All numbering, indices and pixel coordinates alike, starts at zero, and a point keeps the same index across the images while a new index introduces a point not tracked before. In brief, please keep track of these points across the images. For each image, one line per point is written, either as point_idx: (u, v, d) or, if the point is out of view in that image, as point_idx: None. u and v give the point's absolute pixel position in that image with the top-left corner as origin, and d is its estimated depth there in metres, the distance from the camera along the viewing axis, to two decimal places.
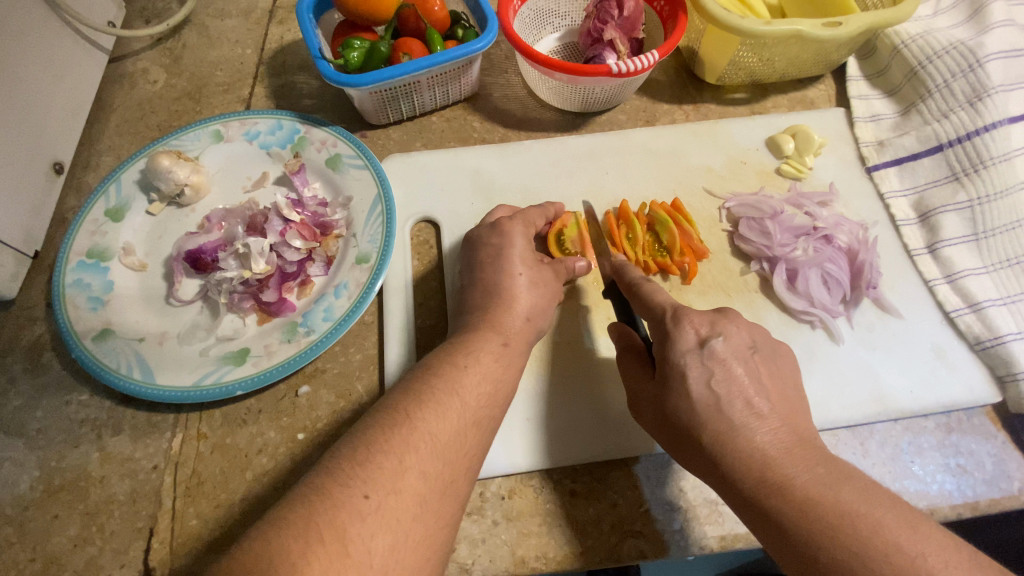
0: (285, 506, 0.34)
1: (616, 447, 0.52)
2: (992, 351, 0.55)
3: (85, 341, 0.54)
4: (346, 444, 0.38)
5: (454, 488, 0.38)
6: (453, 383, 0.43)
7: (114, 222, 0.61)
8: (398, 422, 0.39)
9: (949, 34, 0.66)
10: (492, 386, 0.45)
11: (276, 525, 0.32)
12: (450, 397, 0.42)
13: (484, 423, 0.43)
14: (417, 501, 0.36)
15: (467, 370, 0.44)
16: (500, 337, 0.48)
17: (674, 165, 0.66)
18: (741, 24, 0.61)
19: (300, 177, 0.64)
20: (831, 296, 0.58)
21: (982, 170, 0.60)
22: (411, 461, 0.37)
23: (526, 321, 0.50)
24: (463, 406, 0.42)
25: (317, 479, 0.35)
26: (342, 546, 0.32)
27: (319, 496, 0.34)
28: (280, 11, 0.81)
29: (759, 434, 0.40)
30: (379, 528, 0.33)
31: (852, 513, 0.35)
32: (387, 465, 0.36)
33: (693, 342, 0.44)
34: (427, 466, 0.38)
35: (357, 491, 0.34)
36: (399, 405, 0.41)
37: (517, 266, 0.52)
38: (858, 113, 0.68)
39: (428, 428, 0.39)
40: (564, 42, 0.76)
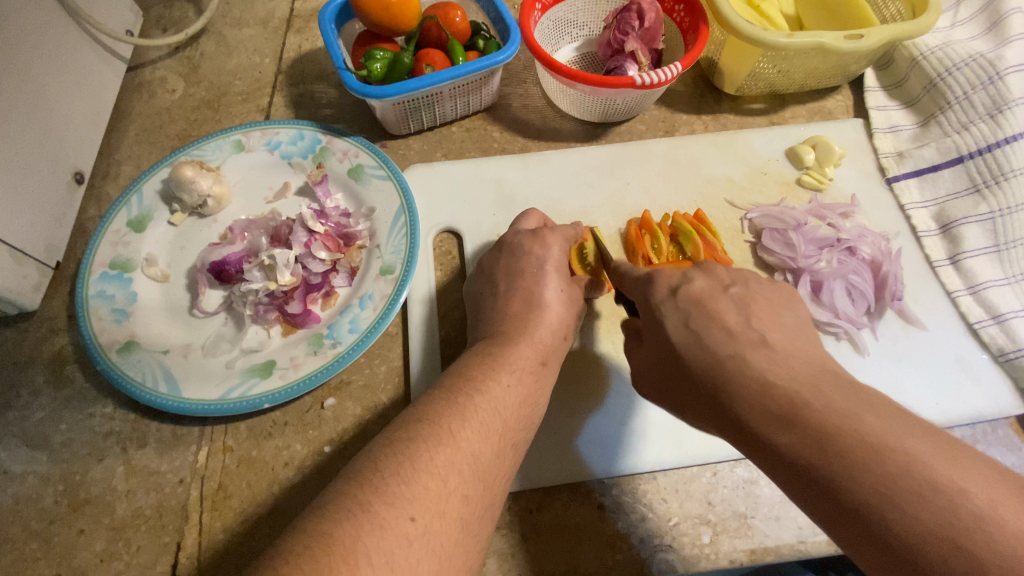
0: (333, 517, 0.33)
1: (641, 460, 0.52)
2: (1016, 363, 0.55)
3: (110, 354, 0.54)
4: (391, 456, 0.37)
5: (488, 513, 0.39)
6: (492, 401, 0.43)
7: (136, 233, 0.61)
8: (442, 434, 0.39)
9: (968, 47, 0.66)
10: (526, 409, 0.45)
11: (321, 535, 0.32)
12: (489, 415, 0.42)
13: (516, 447, 0.43)
14: (458, 526, 0.36)
15: (508, 391, 0.44)
16: (539, 356, 0.48)
17: (694, 175, 0.66)
18: (765, 36, 0.61)
19: (323, 188, 0.64)
20: (856, 308, 0.58)
21: (1003, 182, 0.60)
22: (454, 485, 0.37)
23: (562, 339, 0.50)
24: (502, 429, 0.42)
25: (364, 491, 0.34)
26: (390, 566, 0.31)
27: (365, 508, 0.33)
28: (297, 20, 0.81)
29: (752, 360, 0.38)
30: (425, 553, 0.33)
31: (841, 416, 0.33)
32: (432, 484, 0.36)
33: (665, 290, 0.44)
34: (468, 490, 0.37)
35: (403, 509, 0.34)
36: (442, 419, 0.40)
37: (553, 283, 0.52)
38: (876, 124, 0.69)
39: (471, 450, 0.39)
40: (582, 53, 0.77)
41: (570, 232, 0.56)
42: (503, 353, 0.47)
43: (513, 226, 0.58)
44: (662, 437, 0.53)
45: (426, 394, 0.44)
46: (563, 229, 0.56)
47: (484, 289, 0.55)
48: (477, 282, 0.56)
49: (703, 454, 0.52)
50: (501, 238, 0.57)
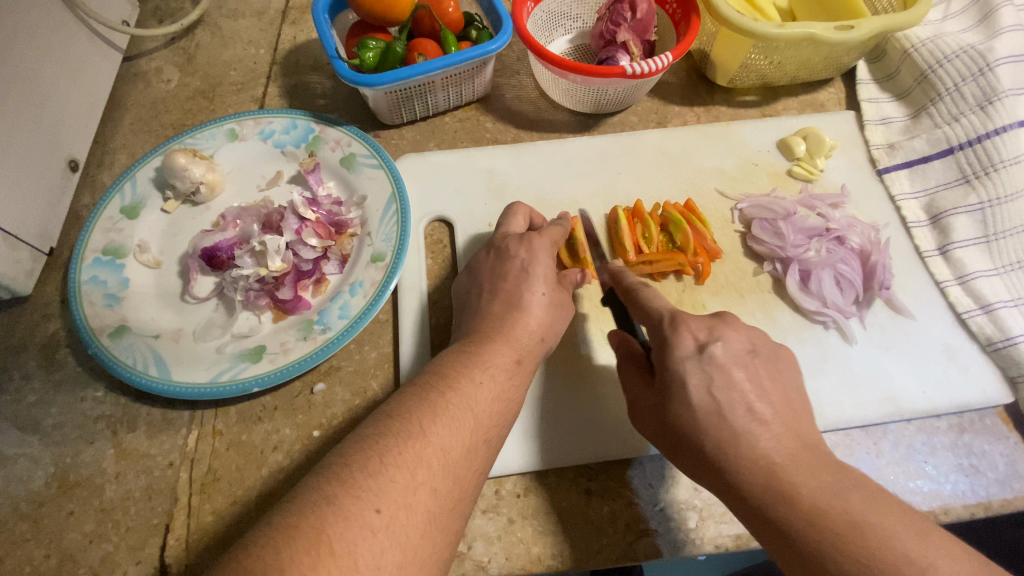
0: (298, 509, 0.33)
1: (629, 444, 0.52)
2: (1005, 352, 0.55)
3: (101, 338, 0.54)
4: (360, 451, 0.37)
5: (460, 506, 0.39)
6: (464, 396, 0.43)
7: (129, 219, 0.61)
8: (412, 429, 0.39)
9: (959, 39, 0.67)
10: (504, 405, 0.45)
11: (284, 530, 0.32)
12: (461, 412, 0.42)
13: (491, 441, 0.43)
14: (426, 518, 0.36)
15: (481, 387, 0.44)
16: (515, 354, 0.48)
17: (685, 166, 0.67)
18: (755, 27, 0.61)
19: (315, 176, 0.64)
20: (844, 297, 0.58)
21: (993, 173, 0.60)
22: (422, 478, 0.37)
23: (539, 340, 0.50)
24: (474, 425, 0.42)
25: (328, 485, 0.35)
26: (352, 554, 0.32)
27: (330, 501, 0.34)
28: (293, 11, 0.81)
29: (803, 477, 0.38)
30: (389, 545, 0.33)
31: (889, 546, 0.34)
32: (398, 477, 0.36)
33: (691, 347, 0.44)
34: (437, 483, 0.38)
35: (367, 501, 0.34)
36: (412, 415, 0.40)
37: (538, 288, 0.52)
38: (868, 116, 0.69)
39: (441, 444, 0.39)
40: (575, 45, 0.77)
41: (558, 232, 0.57)
42: (488, 345, 0.47)
43: (501, 227, 0.58)
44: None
45: (399, 391, 0.44)
46: (551, 232, 0.56)
47: (473, 276, 0.55)
48: (467, 272, 0.56)
49: None
50: (490, 241, 0.57)
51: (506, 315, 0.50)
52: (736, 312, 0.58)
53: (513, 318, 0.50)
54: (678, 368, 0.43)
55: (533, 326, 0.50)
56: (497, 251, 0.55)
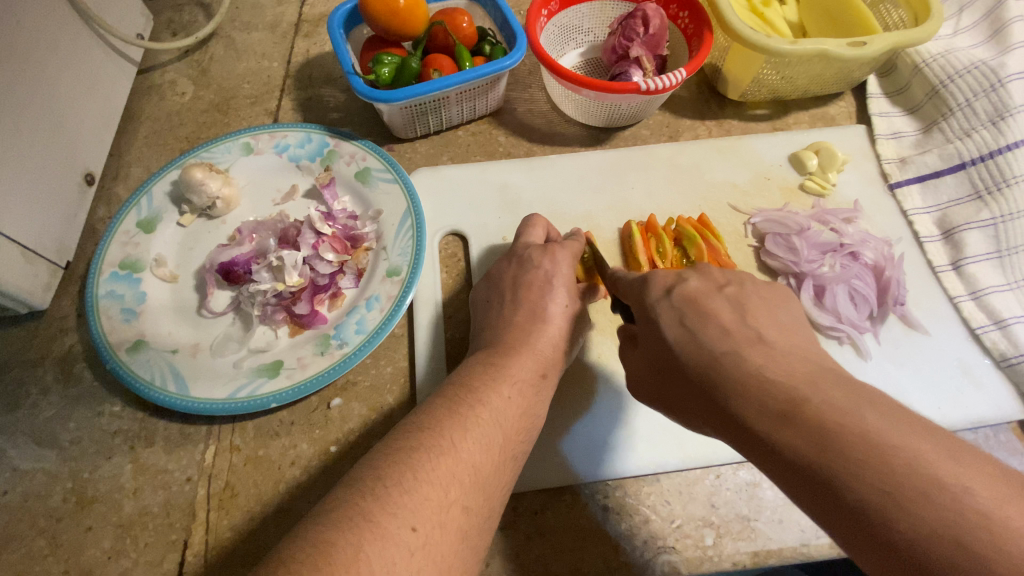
0: (337, 525, 0.33)
1: (645, 461, 0.52)
2: (1018, 368, 0.55)
3: (119, 353, 0.54)
4: (393, 466, 0.37)
5: (488, 523, 0.39)
6: (493, 411, 0.43)
7: (146, 234, 0.61)
8: (445, 444, 0.39)
9: (970, 54, 0.67)
10: (529, 422, 0.45)
11: (323, 545, 0.32)
12: (491, 426, 0.42)
13: (517, 458, 0.43)
14: (459, 536, 0.36)
15: (509, 403, 0.44)
16: (540, 368, 0.48)
17: (698, 180, 0.67)
18: (768, 43, 0.61)
19: (330, 190, 0.65)
20: (859, 312, 0.58)
21: (1004, 188, 0.61)
22: (455, 496, 0.37)
23: (563, 352, 0.51)
24: (502, 441, 0.42)
25: (366, 501, 0.35)
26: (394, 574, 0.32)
27: (367, 518, 0.34)
28: (306, 24, 0.82)
29: (754, 358, 0.36)
30: (426, 564, 0.34)
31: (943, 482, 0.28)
32: (433, 495, 0.36)
33: (660, 290, 0.43)
34: (468, 502, 0.38)
35: (405, 519, 0.34)
36: (443, 429, 0.40)
37: (560, 299, 0.52)
38: (879, 130, 0.69)
39: (471, 461, 0.39)
40: (586, 58, 0.78)
41: (576, 248, 0.56)
42: (509, 360, 0.47)
43: (521, 238, 0.58)
44: (666, 441, 0.53)
45: (427, 404, 0.44)
46: (572, 245, 0.56)
47: (489, 292, 0.55)
48: (484, 287, 0.56)
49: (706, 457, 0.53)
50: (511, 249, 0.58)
51: (523, 331, 0.50)
52: None
53: (531, 334, 0.50)
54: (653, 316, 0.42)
55: (550, 342, 0.51)
56: (514, 267, 0.55)
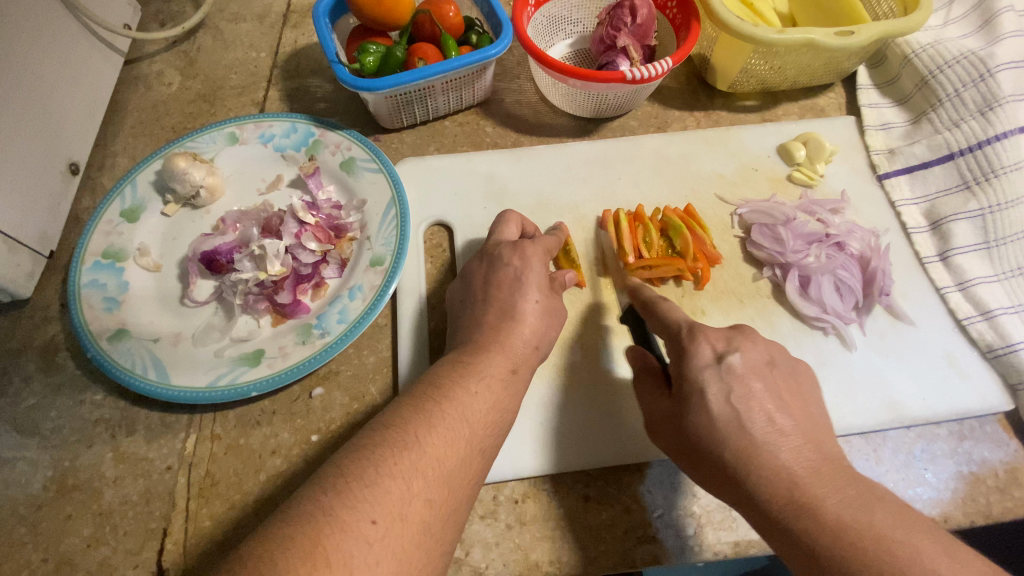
0: (292, 522, 0.33)
1: (628, 451, 0.52)
2: (1005, 359, 0.55)
3: (100, 341, 0.54)
4: (355, 461, 0.37)
5: (455, 516, 0.39)
6: (460, 407, 0.42)
7: (129, 223, 0.61)
8: (408, 439, 0.39)
9: (960, 44, 0.66)
10: (499, 415, 0.45)
11: (279, 541, 0.32)
12: (457, 422, 0.42)
13: (487, 451, 0.43)
14: (421, 529, 0.36)
15: (476, 397, 0.44)
16: (510, 364, 0.48)
17: (685, 170, 0.67)
18: (755, 32, 0.61)
19: (315, 180, 0.64)
20: (844, 303, 0.58)
21: (993, 179, 0.60)
22: (418, 489, 0.37)
23: (533, 348, 0.50)
24: (469, 435, 0.42)
25: (324, 497, 0.35)
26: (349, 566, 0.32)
27: (327, 513, 0.34)
28: (294, 15, 0.82)
29: (759, 433, 0.41)
30: (384, 556, 0.33)
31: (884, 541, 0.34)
32: (394, 487, 0.36)
33: (709, 357, 0.44)
34: (433, 494, 0.37)
35: (362, 511, 0.34)
36: (408, 425, 0.40)
37: (532, 294, 0.52)
38: (869, 121, 0.69)
39: (436, 454, 0.39)
40: (575, 49, 0.77)
41: (550, 243, 0.57)
42: (480, 356, 0.47)
43: (493, 236, 0.58)
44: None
45: (393, 400, 0.43)
46: (544, 241, 0.56)
47: (471, 282, 0.55)
48: (466, 278, 0.56)
49: None
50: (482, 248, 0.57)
51: (505, 322, 0.50)
52: (735, 317, 0.58)
53: (510, 323, 0.50)
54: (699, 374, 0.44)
55: (530, 333, 0.50)
56: (497, 256, 0.55)
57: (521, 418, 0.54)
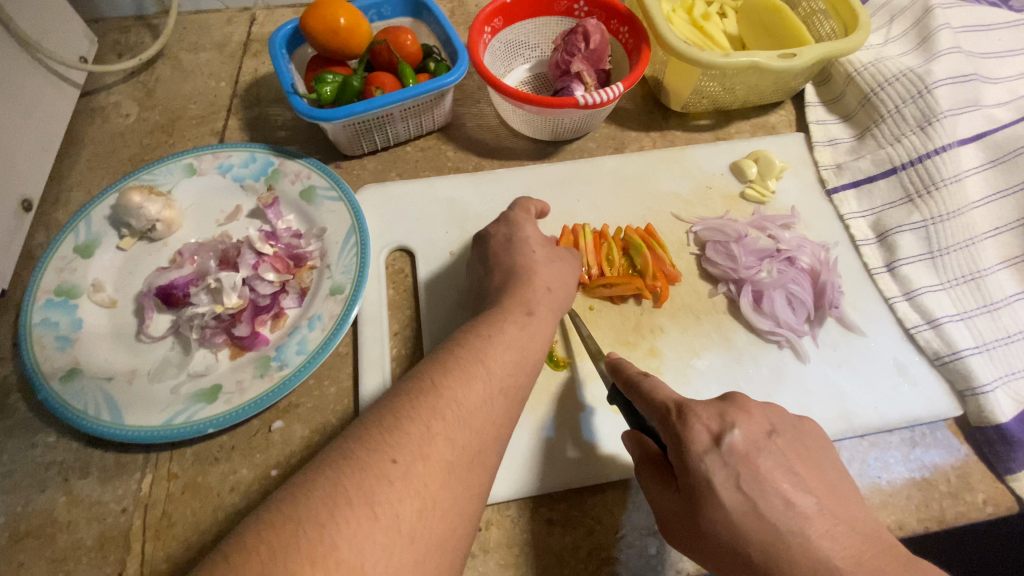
0: (321, 466, 0.34)
1: (599, 473, 0.52)
2: (951, 366, 0.57)
3: (52, 382, 0.53)
4: (376, 411, 0.38)
5: (482, 459, 0.38)
6: (478, 354, 0.43)
7: (84, 258, 0.60)
8: (426, 389, 0.39)
9: (899, 63, 0.69)
10: (520, 359, 0.45)
11: (304, 482, 0.33)
12: (476, 367, 0.42)
13: (508, 397, 0.42)
14: (445, 470, 0.36)
15: (493, 345, 0.45)
16: (526, 309, 0.50)
17: (642, 191, 0.68)
18: (702, 56, 0.63)
19: (274, 211, 0.64)
20: (797, 316, 0.59)
21: (934, 192, 0.63)
22: (438, 431, 0.37)
23: (546, 290, 0.52)
24: (488, 379, 0.42)
25: (349, 444, 0.36)
26: (370, 499, 0.32)
27: (349, 457, 0.34)
28: (254, 44, 0.82)
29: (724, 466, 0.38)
30: (408, 493, 0.33)
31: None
32: (410, 431, 0.36)
33: (707, 441, 0.39)
34: (454, 436, 0.37)
35: (382, 452, 0.35)
36: (425, 375, 0.41)
37: (529, 249, 0.55)
38: (817, 137, 0.71)
39: (454, 398, 0.39)
40: (534, 73, 0.79)
41: (530, 202, 0.61)
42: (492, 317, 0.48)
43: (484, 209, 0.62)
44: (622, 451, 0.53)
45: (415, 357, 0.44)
46: (523, 202, 0.61)
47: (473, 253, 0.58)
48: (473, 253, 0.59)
49: None
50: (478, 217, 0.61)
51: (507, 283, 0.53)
52: (693, 334, 0.59)
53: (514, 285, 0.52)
54: (687, 437, 0.40)
55: (542, 280, 0.53)
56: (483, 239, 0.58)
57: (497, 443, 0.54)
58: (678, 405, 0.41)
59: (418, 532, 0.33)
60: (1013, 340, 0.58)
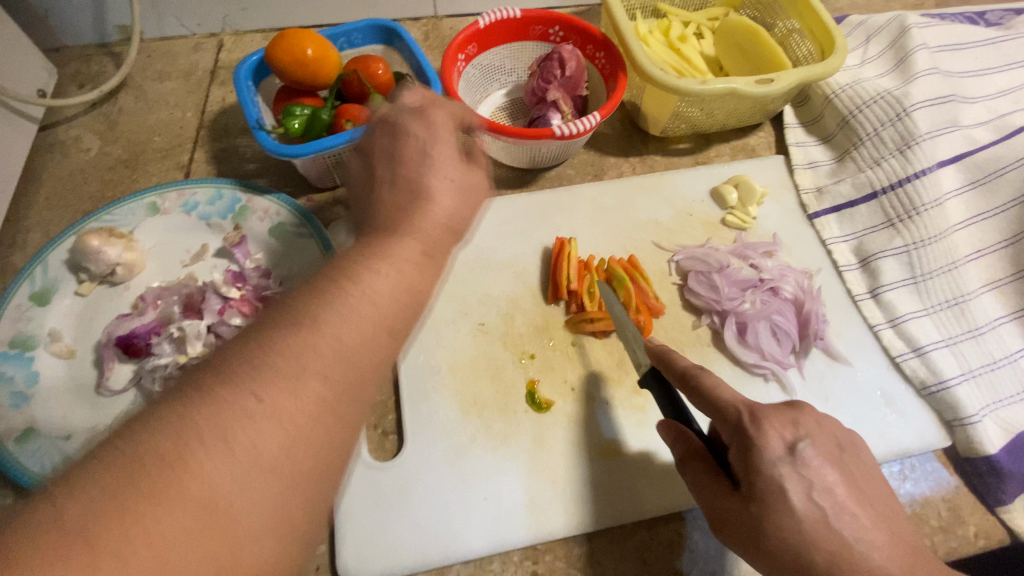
0: (129, 460, 0.24)
1: (597, 516, 0.51)
2: (938, 396, 0.56)
3: (4, 444, 0.50)
4: (239, 346, 0.30)
5: (363, 394, 0.31)
6: (377, 283, 0.33)
7: (39, 306, 0.57)
8: (305, 352, 0.30)
9: (876, 84, 0.69)
10: (413, 301, 0.34)
11: (141, 422, 0.26)
12: (361, 310, 0.32)
13: (399, 334, 0.34)
14: (318, 406, 0.29)
15: (378, 278, 0.33)
16: (425, 246, 0.37)
17: (623, 219, 0.67)
18: (679, 84, 0.62)
19: (241, 249, 0.62)
20: (782, 348, 0.58)
21: (916, 216, 0.62)
22: (311, 368, 0.29)
23: (453, 228, 0.39)
24: (376, 311, 0.32)
25: (174, 427, 0.26)
26: (210, 513, 0.24)
27: (205, 394, 0.27)
28: (221, 72, 0.80)
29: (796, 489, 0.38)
30: (271, 428, 0.27)
31: None
32: (276, 412, 0.28)
33: (782, 449, 0.39)
34: (331, 373, 0.30)
35: (234, 443, 0.26)
36: (298, 302, 0.32)
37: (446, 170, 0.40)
38: (796, 160, 0.70)
39: (336, 332, 0.30)
40: (511, 99, 0.78)
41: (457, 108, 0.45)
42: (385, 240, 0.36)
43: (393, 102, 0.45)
44: (620, 491, 0.52)
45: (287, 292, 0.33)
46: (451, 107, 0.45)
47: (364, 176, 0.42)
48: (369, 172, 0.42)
49: (660, 504, 0.52)
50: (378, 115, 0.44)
51: (404, 208, 0.38)
52: None
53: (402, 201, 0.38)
54: (759, 440, 0.40)
55: (443, 208, 0.39)
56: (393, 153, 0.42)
57: (490, 488, 0.52)
58: (751, 409, 0.41)
59: (264, 549, 0.26)
60: (998, 366, 0.57)
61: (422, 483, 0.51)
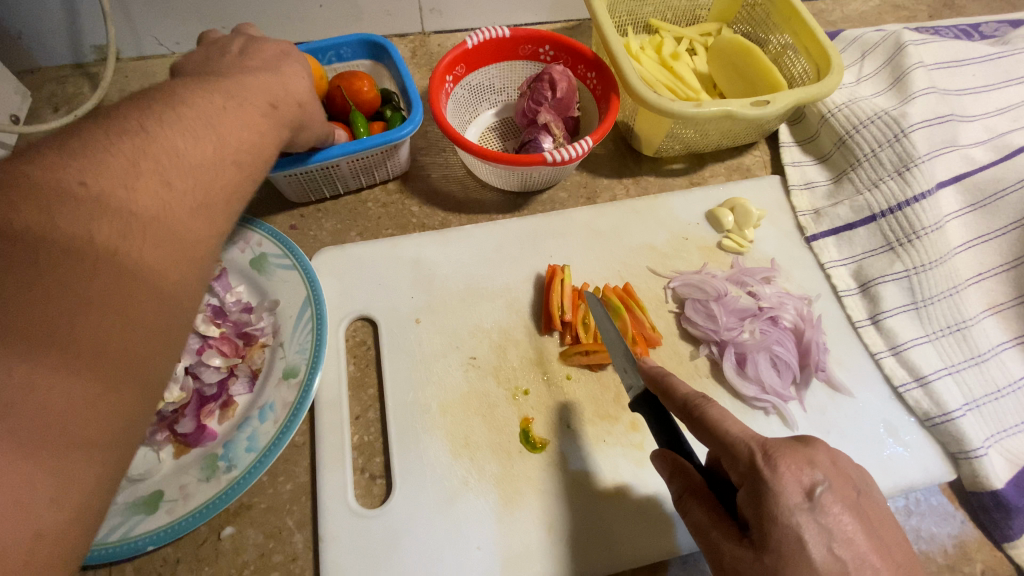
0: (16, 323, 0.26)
1: (592, 564, 0.49)
2: (942, 427, 0.54)
3: None
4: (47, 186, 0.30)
5: (223, 189, 0.40)
6: (199, 134, 0.39)
7: None
8: (123, 212, 0.32)
9: (873, 104, 0.68)
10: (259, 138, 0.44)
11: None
12: (201, 127, 0.39)
13: (239, 161, 0.42)
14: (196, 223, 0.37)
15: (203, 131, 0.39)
16: (268, 100, 0.47)
17: (617, 244, 0.65)
18: (672, 107, 0.60)
19: (221, 282, 0.59)
20: (782, 379, 0.56)
21: (915, 240, 0.61)
22: (163, 208, 0.34)
23: (298, 103, 0.50)
24: (213, 144, 0.40)
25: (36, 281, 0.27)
26: (110, 349, 0.29)
27: (65, 255, 0.29)
28: None
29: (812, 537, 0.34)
30: (160, 255, 0.33)
31: None
32: (107, 265, 0.30)
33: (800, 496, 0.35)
34: (194, 208, 0.37)
35: (112, 289, 0.30)
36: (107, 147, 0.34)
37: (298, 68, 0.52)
38: (793, 181, 0.69)
39: (166, 171, 0.35)
40: (501, 118, 0.76)
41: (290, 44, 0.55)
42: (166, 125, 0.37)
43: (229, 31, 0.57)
44: (618, 535, 0.51)
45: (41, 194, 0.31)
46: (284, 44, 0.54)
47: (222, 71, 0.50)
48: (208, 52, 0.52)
49: (660, 547, 0.50)
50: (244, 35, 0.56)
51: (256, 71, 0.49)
52: None
53: (230, 107, 0.42)
54: (776, 486, 0.35)
55: (296, 89, 0.51)
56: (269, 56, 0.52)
57: (479, 537, 0.50)
58: (764, 447, 0.37)
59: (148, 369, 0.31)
60: (1002, 395, 0.56)
61: (409, 529, 0.50)
